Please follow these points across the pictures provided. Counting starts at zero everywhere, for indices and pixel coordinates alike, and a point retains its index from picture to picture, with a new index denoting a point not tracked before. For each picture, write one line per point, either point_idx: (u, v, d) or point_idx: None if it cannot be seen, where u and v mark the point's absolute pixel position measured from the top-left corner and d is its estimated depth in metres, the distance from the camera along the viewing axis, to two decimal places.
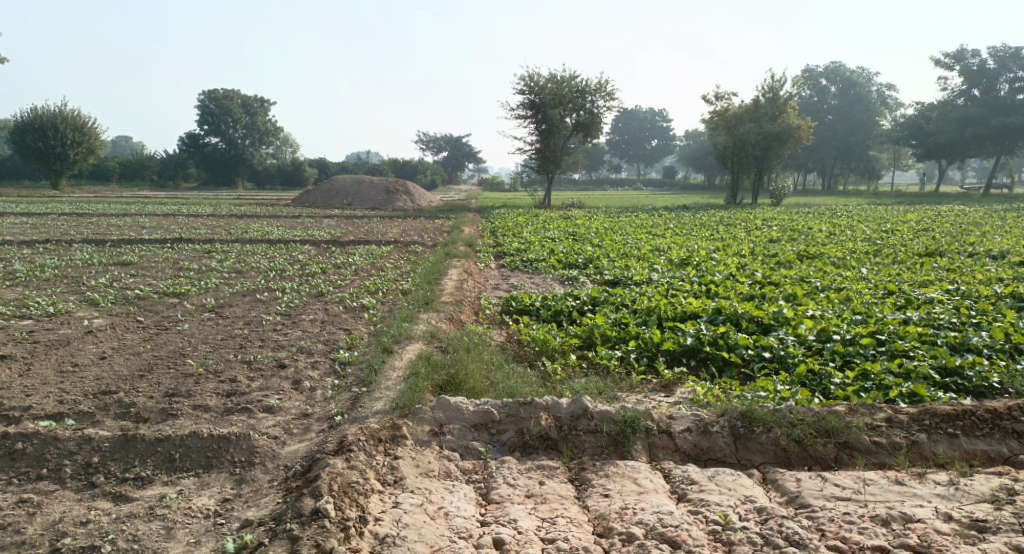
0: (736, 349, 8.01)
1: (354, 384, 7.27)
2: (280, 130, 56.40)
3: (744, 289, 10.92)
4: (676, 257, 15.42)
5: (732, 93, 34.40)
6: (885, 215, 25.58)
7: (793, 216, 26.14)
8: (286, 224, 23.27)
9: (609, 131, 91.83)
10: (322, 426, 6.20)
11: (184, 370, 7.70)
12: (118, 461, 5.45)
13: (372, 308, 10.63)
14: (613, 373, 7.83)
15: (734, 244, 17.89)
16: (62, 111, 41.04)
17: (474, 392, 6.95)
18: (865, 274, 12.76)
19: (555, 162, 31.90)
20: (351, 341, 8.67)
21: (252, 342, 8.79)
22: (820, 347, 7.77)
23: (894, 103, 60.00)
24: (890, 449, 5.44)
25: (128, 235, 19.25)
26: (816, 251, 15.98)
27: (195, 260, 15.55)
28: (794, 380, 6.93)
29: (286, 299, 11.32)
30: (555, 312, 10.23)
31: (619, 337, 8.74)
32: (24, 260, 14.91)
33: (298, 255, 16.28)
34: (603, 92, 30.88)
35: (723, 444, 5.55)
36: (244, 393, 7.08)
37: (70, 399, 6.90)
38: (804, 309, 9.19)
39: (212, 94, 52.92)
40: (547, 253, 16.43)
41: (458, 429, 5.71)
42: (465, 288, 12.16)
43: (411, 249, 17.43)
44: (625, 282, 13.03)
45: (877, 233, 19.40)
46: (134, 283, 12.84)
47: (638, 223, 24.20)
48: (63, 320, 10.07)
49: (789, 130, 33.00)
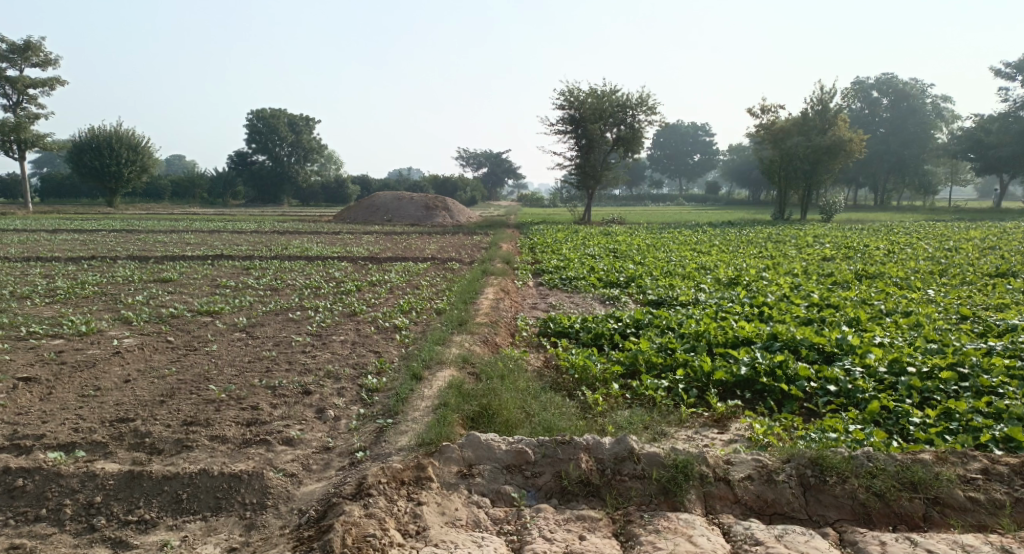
0: (797, 380, 7.40)
1: (381, 415, 6.77)
2: (325, 148, 56.86)
3: (800, 312, 10.25)
4: (724, 276, 14.72)
5: (780, 106, 33.52)
6: (944, 232, 24.49)
7: (846, 232, 25.17)
8: (327, 240, 23.07)
9: (651, 146, 90.90)
10: (344, 464, 5.74)
11: (206, 396, 7.29)
12: (121, 500, 5.04)
13: (405, 329, 10.17)
14: (660, 406, 7.27)
15: (785, 262, 17.13)
16: (117, 130, 41.68)
17: (508, 426, 6.44)
18: (932, 296, 11.98)
19: (595, 177, 31.33)
20: (381, 366, 8.19)
21: (279, 365, 8.37)
22: (893, 381, 7.10)
23: (950, 116, 58.17)
24: (990, 508, 4.79)
25: (171, 252, 19.13)
26: (875, 270, 15.15)
27: (233, 277, 15.33)
28: (866, 418, 6.31)
29: (318, 318, 10.92)
30: (596, 336, 9.66)
31: (665, 365, 8.15)
32: (66, 277, 14.80)
33: (334, 272, 15.96)
34: (645, 107, 30.27)
35: (790, 496, 4.95)
36: (265, 422, 6.63)
37: (85, 427, 6.51)
38: (870, 336, 8.52)
39: (259, 113, 53.44)
40: (587, 270, 15.87)
41: (489, 470, 5.18)
42: (502, 308, 11.64)
43: (449, 266, 16.98)
44: (670, 303, 12.40)
45: (938, 252, 18.40)
46: (168, 301, 12.58)
47: (682, 240, 23.48)
48: (93, 340, 9.79)
49: (840, 145, 31.99)
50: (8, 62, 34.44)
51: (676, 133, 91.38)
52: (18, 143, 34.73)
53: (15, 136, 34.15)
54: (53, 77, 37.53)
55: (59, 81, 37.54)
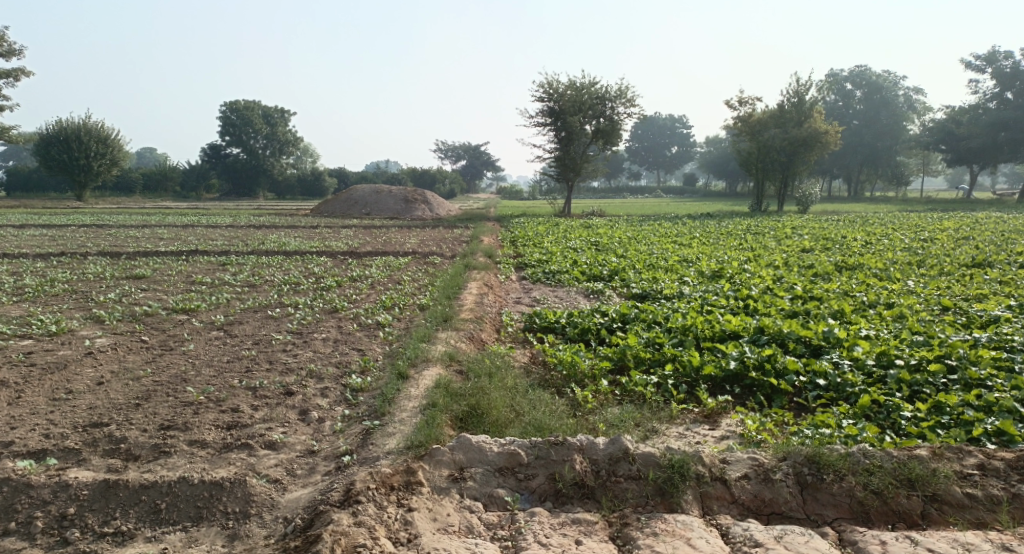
0: (786, 374, 7.31)
1: (367, 416, 6.60)
2: (300, 140, 56.34)
3: (785, 304, 10.18)
4: (707, 269, 14.66)
5: (757, 98, 33.56)
6: (919, 222, 24.69)
7: (823, 223, 25.30)
8: (304, 234, 22.74)
9: (628, 138, 90.96)
10: (329, 469, 5.59)
11: (184, 398, 7.07)
12: (97, 511, 4.91)
13: (388, 325, 9.99)
14: (650, 402, 7.16)
15: (766, 254, 17.11)
16: (86, 122, 40.90)
17: (497, 426, 6.31)
18: (913, 287, 11.98)
19: (574, 169, 31.23)
20: (365, 364, 8.00)
21: (259, 365, 8.16)
22: (882, 375, 7.03)
23: (922, 108, 58.75)
24: (989, 504, 4.71)
25: (144, 247, 18.73)
26: (855, 261, 15.16)
27: (209, 273, 15.03)
28: (857, 413, 6.22)
29: (298, 315, 10.70)
30: (582, 331, 9.54)
31: (654, 360, 8.04)
32: (35, 274, 14.42)
33: (313, 267, 15.71)
34: (623, 99, 30.18)
35: (787, 495, 4.86)
36: (246, 426, 6.44)
37: (57, 433, 6.28)
38: (857, 328, 8.46)
39: (233, 105, 52.92)
40: (569, 263, 15.78)
41: (481, 473, 5.05)
42: (486, 304, 11.49)
43: (429, 261, 16.77)
44: (654, 296, 12.32)
45: (915, 242, 18.49)
46: (143, 298, 12.29)
47: (662, 232, 23.46)
48: (64, 340, 9.51)
49: (816, 136, 32.10)
50: None
51: (652, 125, 91.56)
52: None
53: None
54: (19, 69, 36.75)
55: (25, 72, 36.77)
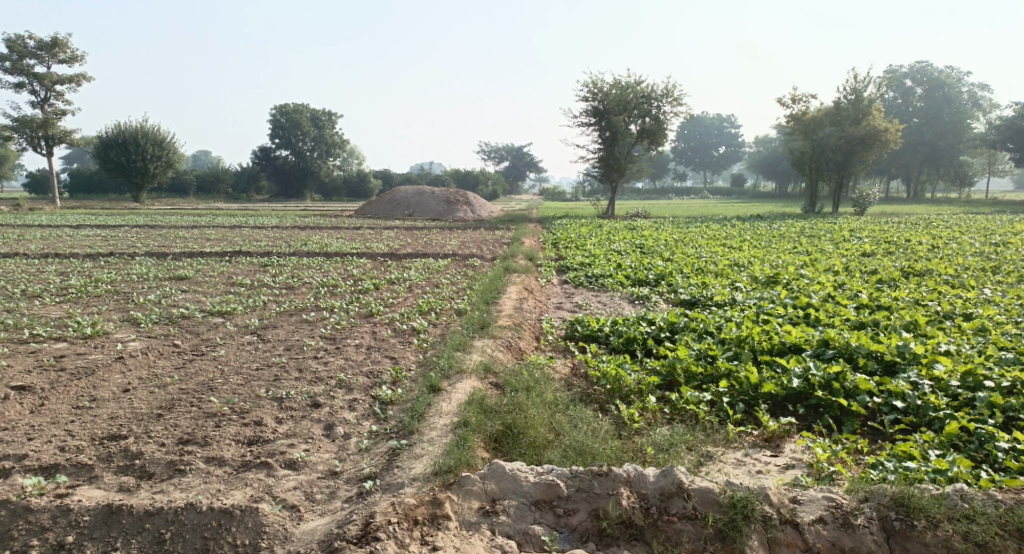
0: (857, 395, 6.72)
1: (394, 434, 6.10)
2: (348, 142, 56.48)
3: (851, 314, 9.46)
4: (761, 274, 13.90)
5: (811, 96, 32.45)
6: (986, 225, 23.50)
7: (883, 226, 24.23)
8: (348, 236, 22.46)
9: (675, 138, 89.61)
10: (352, 495, 5.24)
11: (207, 409, 6.49)
12: (97, 539, 4.80)
13: (424, 332, 9.50)
14: (704, 423, 6.59)
15: (824, 259, 16.26)
16: (143, 125, 41.36)
17: (535, 447, 5.79)
18: (990, 296, 11.14)
19: (619, 170, 30.53)
20: (396, 376, 7.48)
21: (288, 373, 7.61)
22: (969, 398, 6.50)
23: (987, 106, 56.54)
24: None
25: (190, 248, 18.56)
26: (923, 267, 14.28)
27: (250, 274, 14.75)
28: (944, 442, 5.85)
29: (333, 319, 10.27)
30: (627, 341, 8.93)
31: (706, 375, 7.44)
32: (79, 275, 14.27)
33: (353, 269, 15.35)
34: (670, 98, 29.38)
35: (870, 543, 4.48)
36: (268, 442, 5.96)
37: (72, 446, 5.85)
38: (934, 342, 7.80)
39: (282, 108, 52.99)
40: (614, 267, 15.15)
41: (516, 506, 4.67)
42: (526, 309, 10.94)
43: (470, 263, 16.30)
44: (705, 303, 11.64)
45: (985, 246, 17.43)
46: (181, 300, 11.99)
47: (711, 234, 22.70)
48: (98, 343, 8.99)
49: (874, 135, 30.83)
50: (35, 58, 34.27)
51: (701, 125, 90.06)
52: (46, 139, 34.50)
53: (43, 132, 33.90)
54: (79, 73, 37.33)
55: (84, 77, 37.36)
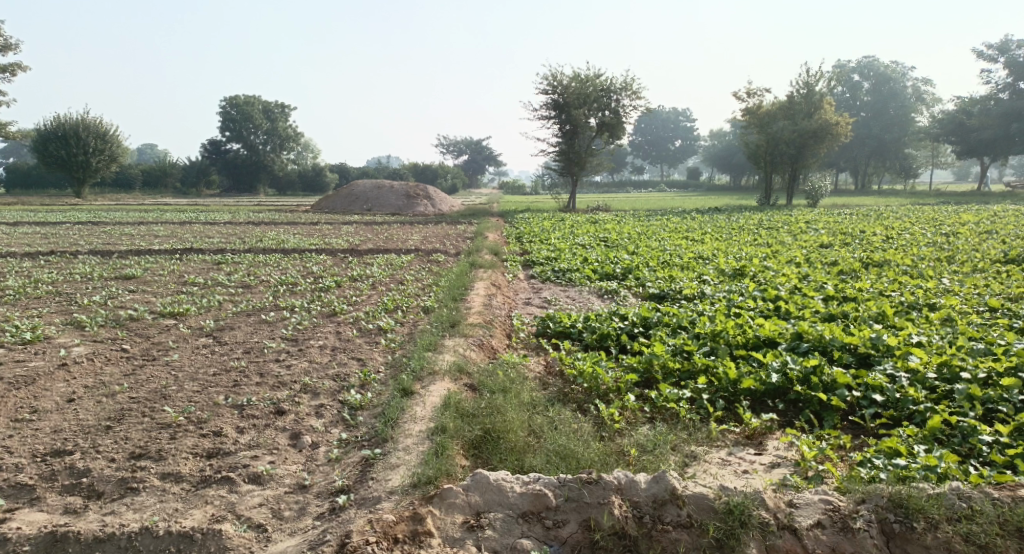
0: (835, 389, 6.59)
1: (367, 442, 5.81)
2: (301, 136, 55.51)
3: (821, 306, 9.38)
4: (727, 266, 13.81)
5: (766, 89, 32.71)
6: (936, 215, 23.94)
7: (838, 217, 24.52)
8: (304, 231, 21.93)
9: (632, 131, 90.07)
10: (323, 510, 4.98)
11: (161, 419, 6.10)
12: None
13: (391, 331, 9.18)
14: (685, 421, 6.39)
15: (785, 250, 16.28)
16: (84, 118, 40.01)
17: (515, 452, 5.54)
18: (950, 285, 11.19)
19: (578, 164, 30.39)
20: (365, 379, 7.15)
21: (249, 378, 7.22)
22: (948, 390, 6.40)
23: (931, 99, 57.89)
24: None
25: (138, 245, 17.87)
26: (881, 258, 14.35)
27: (203, 272, 14.22)
28: (927, 436, 5.74)
29: (294, 319, 9.86)
30: (600, 337, 8.72)
31: (684, 371, 7.26)
32: (20, 275, 13.60)
33: (312, 266, 14.93)
34: (628, 91, 29.28)
35: (870, 548, 4.50)
36: (229, 453, 5.61)
37: (12, 464, 5.44)
38: (907, 333, 7.72)
39: (233, 100, 51.79)
40: (580, 261, 14.95)
41: (502, 520, 4.61)
42: (495, 306, 10.66)
43: (433, 258, 15.99)
44: (673, 297, 11.50)
45: (938, 237, 17.65)
46: (130, 301, 11.46)
47: (672, 227, 22.70)
48: (40, 349, 8.48)
49: (826, 128, 31.19)
50: None
51: (657, 119, 90.67)
52: None
53: None
54: (15, 64, 35.90)
55: (21, 68, 35.92)
